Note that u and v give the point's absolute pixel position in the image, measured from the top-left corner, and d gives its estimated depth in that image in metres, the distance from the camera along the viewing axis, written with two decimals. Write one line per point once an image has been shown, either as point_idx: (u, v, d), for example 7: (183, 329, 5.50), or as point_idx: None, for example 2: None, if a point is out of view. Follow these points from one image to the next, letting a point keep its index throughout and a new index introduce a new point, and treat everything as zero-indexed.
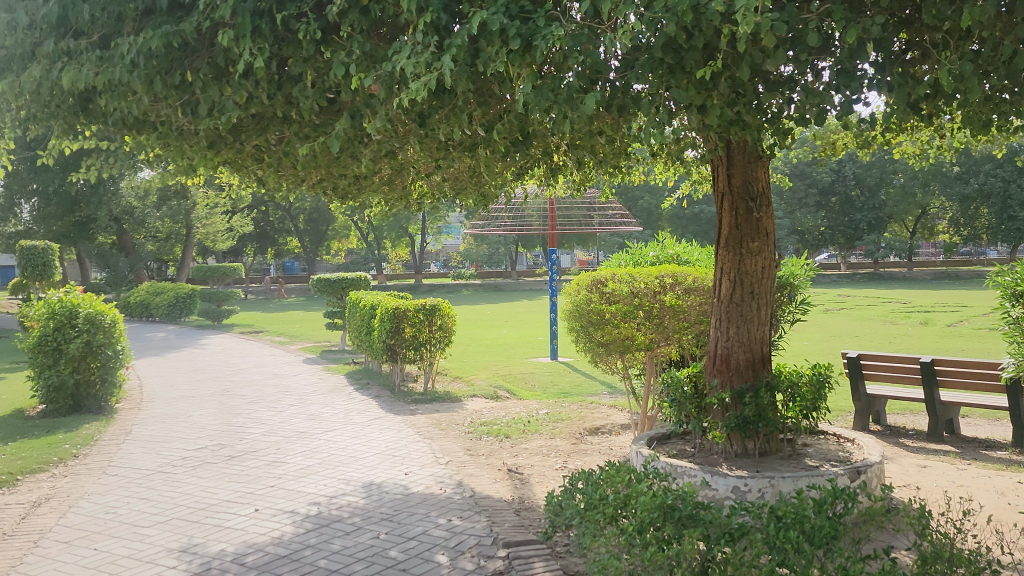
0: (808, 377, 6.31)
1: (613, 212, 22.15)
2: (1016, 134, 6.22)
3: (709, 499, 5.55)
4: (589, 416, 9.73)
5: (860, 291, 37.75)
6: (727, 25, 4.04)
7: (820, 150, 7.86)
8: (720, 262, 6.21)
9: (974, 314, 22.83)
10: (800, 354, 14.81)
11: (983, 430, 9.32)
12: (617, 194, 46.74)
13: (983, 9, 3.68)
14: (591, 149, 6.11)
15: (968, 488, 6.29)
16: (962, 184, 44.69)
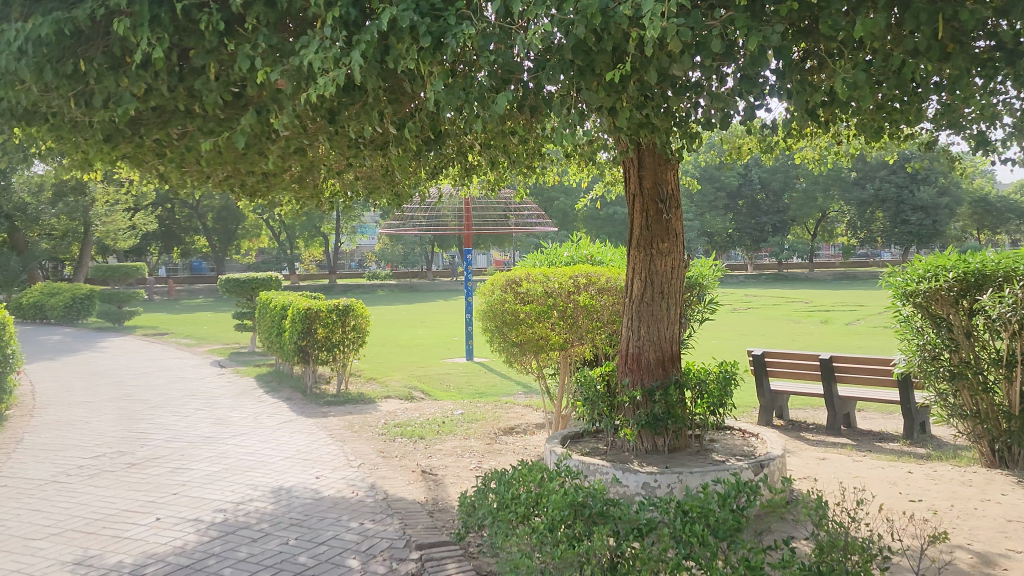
0: (715, 374, 6.46)
1: (528, 213, 22.36)
2: (907, 140, 6.54)
3: (620, 495, 5.65)
4: (504, 416, 9.74)
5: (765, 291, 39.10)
6: (634, 29, 4.11)
7: (726, 154, 8.07)
8: (632, 263, 6.34)
9: (867, 313, 24.07)
10: (708, 353, 15.25)
11: (878, 424, 9.77)
12: (532, 195, 47.17)
13: (875, 22, 3.83)
14: (503, 150, 6.11)
15: (863, 478, 6.59)
16: (859, 189, 46.97)
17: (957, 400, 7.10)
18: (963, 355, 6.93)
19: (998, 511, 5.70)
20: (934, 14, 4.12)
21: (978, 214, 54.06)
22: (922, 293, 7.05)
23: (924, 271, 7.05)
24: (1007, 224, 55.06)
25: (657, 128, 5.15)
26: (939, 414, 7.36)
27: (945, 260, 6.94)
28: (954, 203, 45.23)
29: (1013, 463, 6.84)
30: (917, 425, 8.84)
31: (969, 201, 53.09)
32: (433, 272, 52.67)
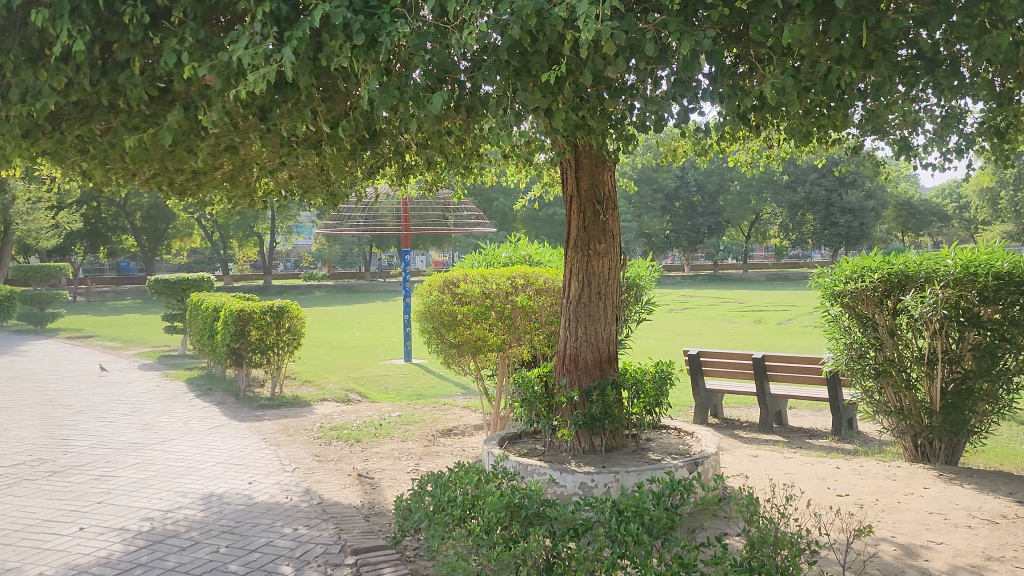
0: (651, 374, 6.51)
1: (467, 213, 22.32)
2: (834, 145, 6.72)
3: (557, 496, 5.67)
4: (442, 418, 9.68)
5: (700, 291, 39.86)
6: (569, 31, 4.14)
7: (662, 156, 8.14)
8: (569, 264, 6.36)
9: (798, 312, 24.85)
10: (645, 353, 15.45)
11: (808, 421, 10.02)
12: (472, 195, 47.12)
13: (802, 29, 3.93)
14: (440, 150, 6.06)
15: (792, 474, 6.75)
16: (790, 192, 48.50)
17: (881, 398, 7.34)
18: (887, 353, 7.15)
19: (920, 504, 5.90)
20: (858, 22, 4.23)
21: (903, 217, 56.13)
22: (849, 294, 7.24)
23: (851, 272, 7.24)
24: (929, 227, 57.42)
25: (592, 130, 5.19)
26: (865, 411, 7.58)
27: (870, 262, 7.16)
28: (879, 206, 47.07)
29: (934, 457, 7.14)
30: (844, 422, 9.10)
31: (894, 205, 55.18)
32: (372, 273, 52.16)
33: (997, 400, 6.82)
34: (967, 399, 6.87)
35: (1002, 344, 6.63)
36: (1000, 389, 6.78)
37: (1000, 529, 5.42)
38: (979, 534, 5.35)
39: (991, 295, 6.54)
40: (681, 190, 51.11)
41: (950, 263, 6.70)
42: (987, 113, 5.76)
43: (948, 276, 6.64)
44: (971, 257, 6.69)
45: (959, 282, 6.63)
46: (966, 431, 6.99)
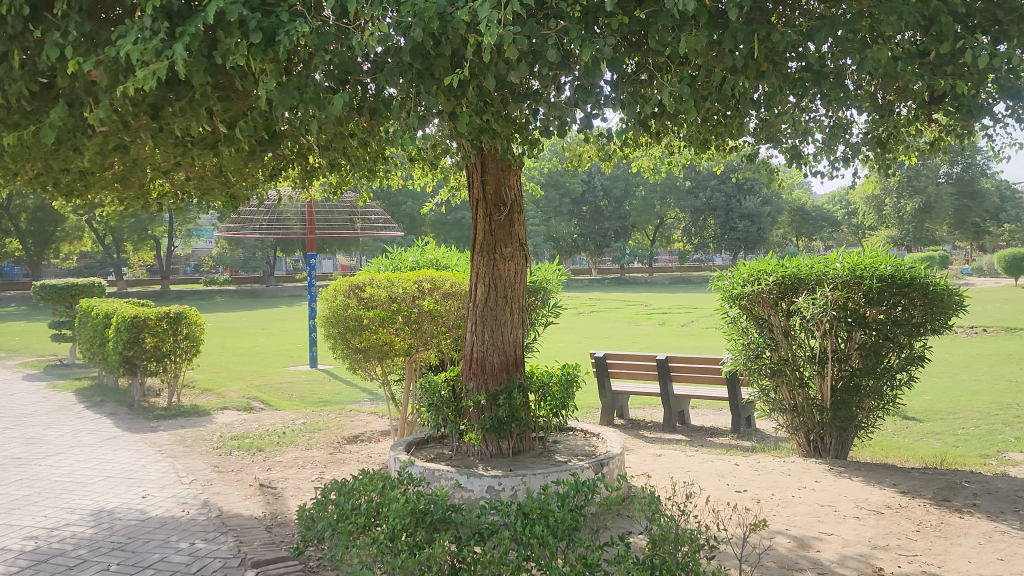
0: (557, 377, 6.54)
1: (375, 216, 21.99)
2: (731, 153, 6.96)
3: (464, 500, 5.66)
4: (348, 424, 9.52)
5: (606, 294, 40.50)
6: (472, 35, 4.16)
7: (568, 160, 8.18)
8: (476, 267, 6.38)
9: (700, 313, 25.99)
10: (552, 356, 15.61)
11: (709, 420, 10.32)
12: (380, 198, 46.54)
13: (697, 39, 4.05)
14: (343, 152, 5.97)
15: (694, 473, 6.92)
16: (692, 198, 50.89)
17: (777, 396, 7.62)
18: (782, 353, 7.43)
19: (813, 498, 6.16)
20: (750, 35, 4.39)
21: (796, 222, 58.86)
22: (746, 295, 7.48)
23: (748, 275, 7.49)
24: (822, 233, 60.39)
25: (498, 133, 5.22)
26: (762, 409, 7.87)
27: (766, 265, 7.44)
28: (774, 212, 50.04)
29: (825, 451, 7.48)
30: (743, 419, 9.43)
31: (789, 210, 57.77)
32: (276, 277, 50.84)
33: (882, 396, 7.18)
34: (854, 396, 7.20)
35: (886, 343, 6.99)
36: (884, 386, 7.14)
37: (885, 519, 5.72)
38: (867, 524, 5.62)
39: (876, 296, 6.89)
40: (587, 194, 51.87)
41: (838, 266, 7.03)
42: (871, 124, 6.08)
43: (837, 279, 6.96)
44: (857, 260, 7.04)
45: (847, 285, 6.95)
46: (854, 426, 7.35)
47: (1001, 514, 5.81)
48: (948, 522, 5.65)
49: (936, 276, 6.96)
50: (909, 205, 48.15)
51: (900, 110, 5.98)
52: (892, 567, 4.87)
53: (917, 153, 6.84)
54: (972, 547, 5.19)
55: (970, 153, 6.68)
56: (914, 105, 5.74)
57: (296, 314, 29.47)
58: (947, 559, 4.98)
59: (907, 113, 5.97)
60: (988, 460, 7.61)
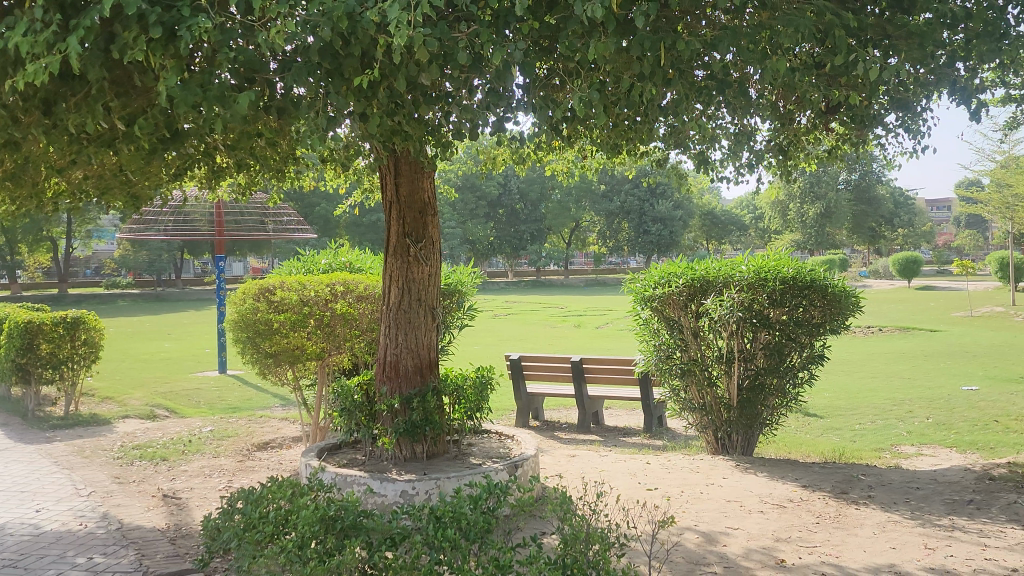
0: (472, 379, 6.54)
1: (287, 218, 21.53)
2: (642, 157, 7.10)
3: (377, 506, 5.60)
4: (258, 431, 9.28)
5: (522, 296, 40.76)
6: (381, 36, 4.14)
7: (482, 163, 8.17)
8: (389, 270, 6.32)
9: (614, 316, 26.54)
10: (468, 359, 15.62)
11: (623, 420, 10.51)
12: (293, 200, 45.60)
13: (605, 46, 4.13)
14: (250, 152, 5.83)
15: (606, 472, 7.03)
16: (607, 202, 52.62)
17: (687, 395, 7.80)
18: (691, 353, 7.62)
19: (720, 494, 6.33)
20: (657, 43, 4.50)
21: (706, 227, 60.59)
22: (657, 298, 7.64)
23: (658, 278, 7.65)
24: (731, 237, 62.54)
25: (410, 136, 5.20)
26: (672, 408, 8.05)
27: (676, 268, 7.60)
28: (687, 217, 53.20)
29: (732, 448, 7.71)
30: (655, 419, 9.64)
31: (700, 215, 59.64)
32: (183, 280, 49.11)
33: (785, 394, 7.46)
34: (759, 394, 7.46)
35: (788, 343, 7.27)
36: (787, 384, 7.42)
37: (787, 512, 5.93)
38: (771, 518, 5.82)
39: (778, 298, 7.15)
40: (504, 198, 52.04)
41: (744, 268, 7.24)
42: (773, 132, 6.31)
43: (743, 281, 7.18)
44: (762, 263, 7.28)
45: (752, 287, 7.18)
46: (759, 424, 7.61)
47: (893, 504, 6.12)
48: (846, 513, 5.91)
49: (834, 278, 7.28)
50: (810, 211, 50.59)
51: (799, 119, 6.22)
52: (793, 558, 5.06)
53: (816, 161, 7.14)
54: (867, 537, 5.44)
55: (865, 162, 7.00)
56: (812, 115, 6.00)
57: (203, 318, 28.60)
58: (844, 549, 5.20)
59: (805, 122, 6.23)
60: (882, 453, 8.00)
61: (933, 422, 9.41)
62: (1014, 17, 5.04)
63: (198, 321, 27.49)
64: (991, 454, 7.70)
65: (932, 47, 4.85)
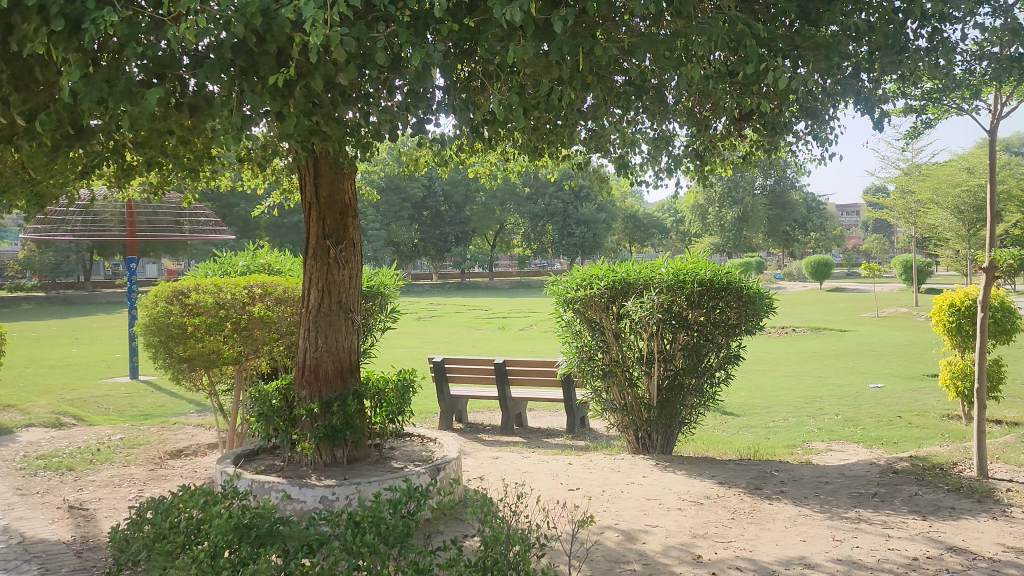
0: (394, 383, 6.47)
1: (203, 217, 20.88)
2: (563, 161, 7.16)
3: (295, 512, 5.51)
4: (171, 439, 9.00)
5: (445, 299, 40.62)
6: (297, 34, 4.07)
7: (405, 165, 8.10)
8: (308, 273, 6.21)
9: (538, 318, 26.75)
10: (390, 362, 15.48)
11: (546, 421, 10.60)
12: (211, 200, 44.35)
13: (525, 50, 4.15)
14: (161, 150, 5.66)
15: (529, 473, 7.07)
16: (531, 204, 53.01)
17: (608, 396, 7.92)
18: (612, 354, 7.73)
19: (640, 493, 6.44)
20: (576, 49, 4.54)
21: (628, 229, 61.73)
22: (579, 300, 7.72)
23: (580, 280, 7.73)
24: (654, 240, 63.86)
25: (329, 136, 5.11)
26: (594, 409, 8.15)
27: (598, 270, 7.70)
28: (609, 219, 53.96)
29: (652, 447, 7.86)
30: (577, 420, 9.75)
31: (622, 218, 60.75)
32: (91, 282, 47.16)
33: (703, 393, 7.65)
34: (678, 394, 7.63)
35: (705, 343, 7.45)
36: (705, 384, 7.61)
37: (704, 509, 6.07)
38: (688, 515, 5.95)
39: (696, 299, 7.32)
40: (428, 200, 51.78)
41: (663, 271, 7.39)
42: (690, 138, 6.45)
43: (662, 283, 7.33)
44: (681, 266, 7.43)
45: (670, 289, 7.33)
46: (678, 423, 7.78)
47: (804, 499, 6.33)
48: (760, 509, 6.08)
49: (749, 281, 7.49)
50: (728, 215, 52.11)
51: (715, 126, 6.39)
52: (709, 553, 5.18)
53: (732, 166, 7.33)
54: (779, 531, 5.61)
55: (778, 168, 7.23)
56: (727, 122, 6.16)
57: (112, 322, 27.52)
58: (757, 544, 5.35)
59: (720, 128, 6.39)
60: (795, 450, 8.28)
61: (843, 418, 9.79)
62: (913, 31, 5.28)
63: (106, 325, 26.43)
64: (895, 449, 8.06)
65: (837, 59, 5.11)
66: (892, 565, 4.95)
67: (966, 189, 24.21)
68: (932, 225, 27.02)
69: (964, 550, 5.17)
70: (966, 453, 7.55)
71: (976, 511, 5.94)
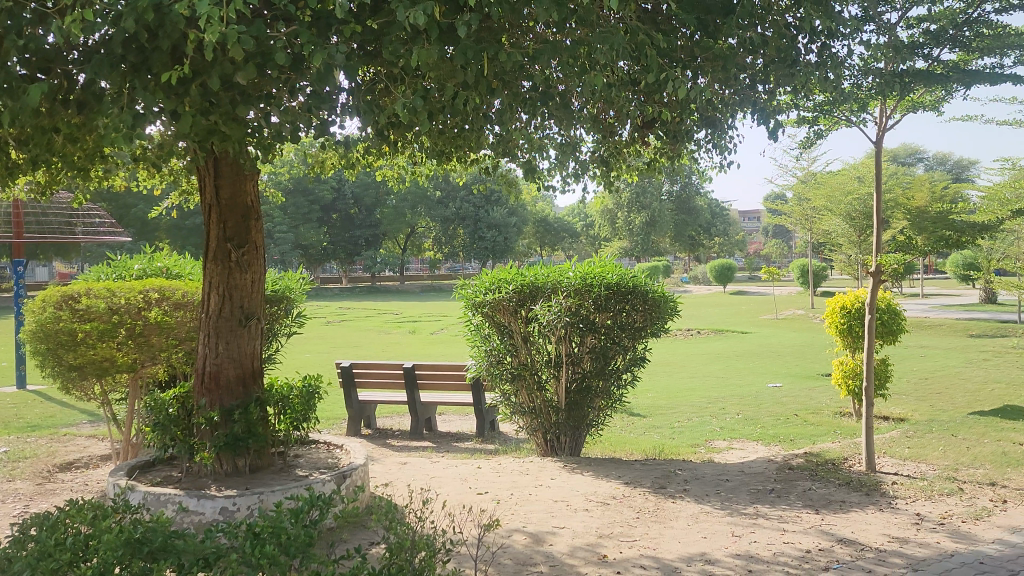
0: (298, 389, 6.33)
1: (96, 219, 19.89)
2: (471, 165, 7.17)
3: (193, 524, 5.32)
4: (60, 451, 8.56)
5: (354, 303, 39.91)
6: (191, 30, 3.93)
7: (310, 166, 7.95)
8: (208, 276, 6.01)
9: (448, 322, 26.69)
10: (295, 368, 15.13)
11: (455, 425, 10.59)
12: (106, 200, 42.32)
13: (428, 53, 4.13)
14: (47, 149, 5.39)
15: (438, 479, 7.03)
16: (442, 208, 53.03)
17: (517, 399, 7.98)
18: (521, 358, 7.78)
19: (548, 495, 6.49)
20: (480, 54, 4.54)
21: (539, 233, 62.35)
22: (488, 304, 7.72)
23: (489, 284, 7.74)
24: (564, 244, 64.67)
25: (228, 137, 4.96)
26: (503, 412, 8.19)
27: (506, 274, 7.73)
28: (520, 223, 55.28)
29: (560, 449, 7.94)
30: (487, 424, 9.78)
31: (534, 221, 61.27)
32: None
33: (609, 396, 7.80)
34: (585, 396, 7.75)
35: (612, 346, 7.58)
36: (612, 386, 7.76)
37: (610, 509, 6.17)
38: (594, 515, 6.03)
39: (603, 303, 7.42)
40: (338, 202, 50.69)
41: (570, 275, 7.48)
42: (595, 143, 6.55)
43: (570, 287, 7.41)
44: (588, 270, 7.53)
45: (577, 293, 7.42)
46: (586, 425, 7.90)
47: (706, 496, 6.51)
48: (663, 507, 6.22)
49: (655, 285, 7.66)
50: (637, 220, 53.21)
51: (619, 133, 6.51)
52: (614, 553, 5.26)
53: (636, 172, 7.48)
54: (681, 529, 5.75)
55: (680, 175, 7.42)
56: (630, 129, 6.29)
57: None
58: (661, 542, 5.47)
59: (625, 135, 6.52)
60: (698, 449, 8.52)
61: (743, 417, 10.12)
62: (804, 46, 5.50)
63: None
64: (792, 446, 8.39)
65: (734, 70, 5.33)
66: (787, 558, 5.15)
67: (856, 197, 25.45)
68: (826, 232, 28.27)
69: (852, 541, 5.42)
70: (855, 448, 7.93)
71: (865, 503, 6.24)
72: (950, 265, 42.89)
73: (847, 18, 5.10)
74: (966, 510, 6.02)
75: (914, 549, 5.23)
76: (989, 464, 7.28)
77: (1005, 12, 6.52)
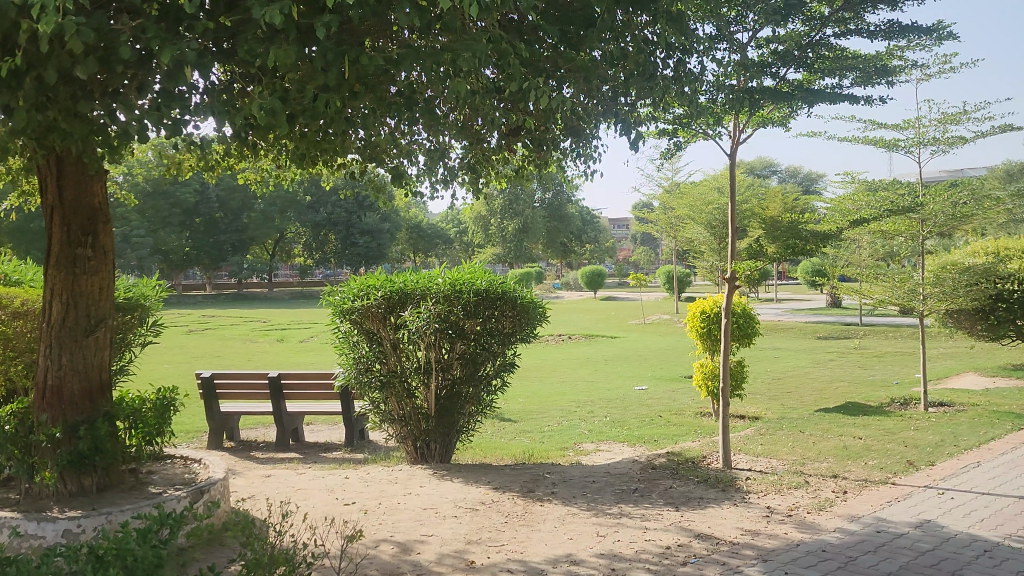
0: (151, 402, 5.99)
1: None
2: (338, 169, 7.03)
3: (32, 549, 4.97)
4: None
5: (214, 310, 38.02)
6: (24, 20, 3.67)
7: (166, 168, 7.58)
8: (50, 284, 5.63)
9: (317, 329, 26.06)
10: (149, 380, 14.33)
11: (324, 435, 10.36)
12: None
13: (286, 54, 4.01)
14: None
15: (303, 490, 6.85)
16: (313, 212, 52.55)
17: (387, 407, 7.89)
18: (391, 365, 7.70)
19: (416, 503, 6.44)
20: (341, 57, 4.46)
21: (414, 238, 62.05)
22: (357, 310, 7.59)
23: (358, 290, 7.61)
24: (440, 250, 64.53)
25: (69, 135, 4.67)
26: (372, 420, 8.09)
27: (375, 281, 7.62)
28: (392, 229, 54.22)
29: (431, 457, 7.91)
30: (356, 433, 9.63)
31: (409, 226, 60.80)
32: None
33: (479, 402, 7.85)
34: (455, 403, 7.77)
35: (481, 352, 7.62)
36: (482, 392, 7.81)
37: (478, 515, 6.19)
38: (462, 522, 6.03)
39: (472, 309, 7.44)
40: (200, 207, 48.21)
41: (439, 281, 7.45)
42: (463, 150, 6.56)
43: (439, 294, 7.36)
44: (457, 276, 7.53)
45: (447, 299, 7.39)
46: (455, 431, 7.90)
47: (572, 498, 6.64)
48: (530, 511, 6.30)
49: (523, 291, 7.76)
50: (512, 225, 53.82)
51: (487, 141, 6.54)
52: (481, 559, 5.28)
53: (506, 180, 7.57)
54: (547, 531, 5.84)
55: (549, 183, 7.56)
56: (498, 137, 6.35)
57: None
58: (527, 545, 5.53)
59: (492, 143, 6.56)
60: (566, 452, 8.69)
61: (610, 420, 10.40)
62: (662, 60, 5.69)
63: None
64: (655, 446, 8.69)
65: (595, 81, 5.46)
66: (648, 555, 5.31)
67: (716, 206, 26.66)
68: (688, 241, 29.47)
69: (708, 536, 5.66)
70: (713, 446, 8.30)
71: (721, 499, 6.53)
72: (803, 270, 45.70)
73: (699, 36, 5.34)
74: (811, 502, 6.41)
75: (764, 541, 5.52)
76: (832, 457, 7.78)
77: (843, 36, 7.02)
